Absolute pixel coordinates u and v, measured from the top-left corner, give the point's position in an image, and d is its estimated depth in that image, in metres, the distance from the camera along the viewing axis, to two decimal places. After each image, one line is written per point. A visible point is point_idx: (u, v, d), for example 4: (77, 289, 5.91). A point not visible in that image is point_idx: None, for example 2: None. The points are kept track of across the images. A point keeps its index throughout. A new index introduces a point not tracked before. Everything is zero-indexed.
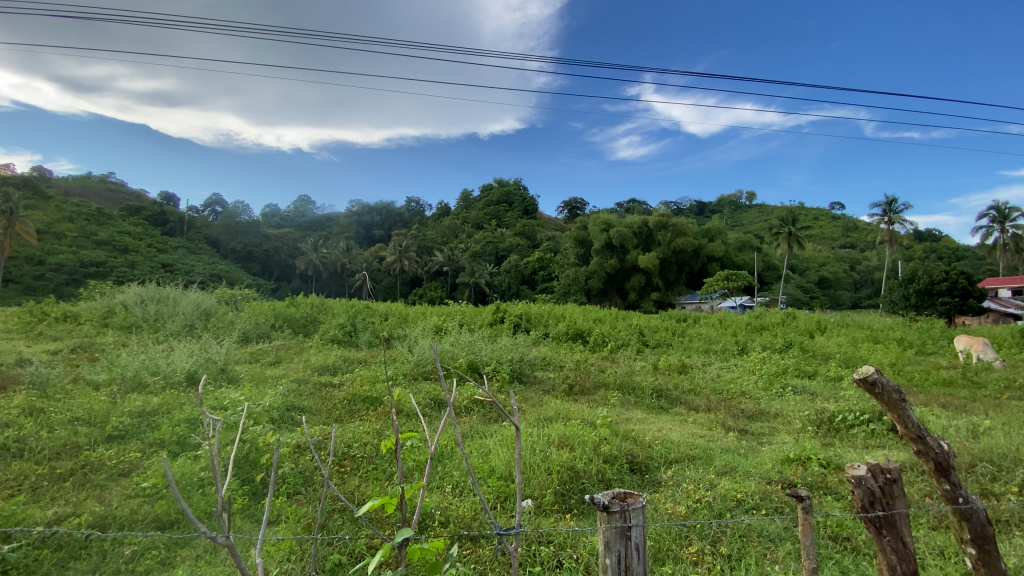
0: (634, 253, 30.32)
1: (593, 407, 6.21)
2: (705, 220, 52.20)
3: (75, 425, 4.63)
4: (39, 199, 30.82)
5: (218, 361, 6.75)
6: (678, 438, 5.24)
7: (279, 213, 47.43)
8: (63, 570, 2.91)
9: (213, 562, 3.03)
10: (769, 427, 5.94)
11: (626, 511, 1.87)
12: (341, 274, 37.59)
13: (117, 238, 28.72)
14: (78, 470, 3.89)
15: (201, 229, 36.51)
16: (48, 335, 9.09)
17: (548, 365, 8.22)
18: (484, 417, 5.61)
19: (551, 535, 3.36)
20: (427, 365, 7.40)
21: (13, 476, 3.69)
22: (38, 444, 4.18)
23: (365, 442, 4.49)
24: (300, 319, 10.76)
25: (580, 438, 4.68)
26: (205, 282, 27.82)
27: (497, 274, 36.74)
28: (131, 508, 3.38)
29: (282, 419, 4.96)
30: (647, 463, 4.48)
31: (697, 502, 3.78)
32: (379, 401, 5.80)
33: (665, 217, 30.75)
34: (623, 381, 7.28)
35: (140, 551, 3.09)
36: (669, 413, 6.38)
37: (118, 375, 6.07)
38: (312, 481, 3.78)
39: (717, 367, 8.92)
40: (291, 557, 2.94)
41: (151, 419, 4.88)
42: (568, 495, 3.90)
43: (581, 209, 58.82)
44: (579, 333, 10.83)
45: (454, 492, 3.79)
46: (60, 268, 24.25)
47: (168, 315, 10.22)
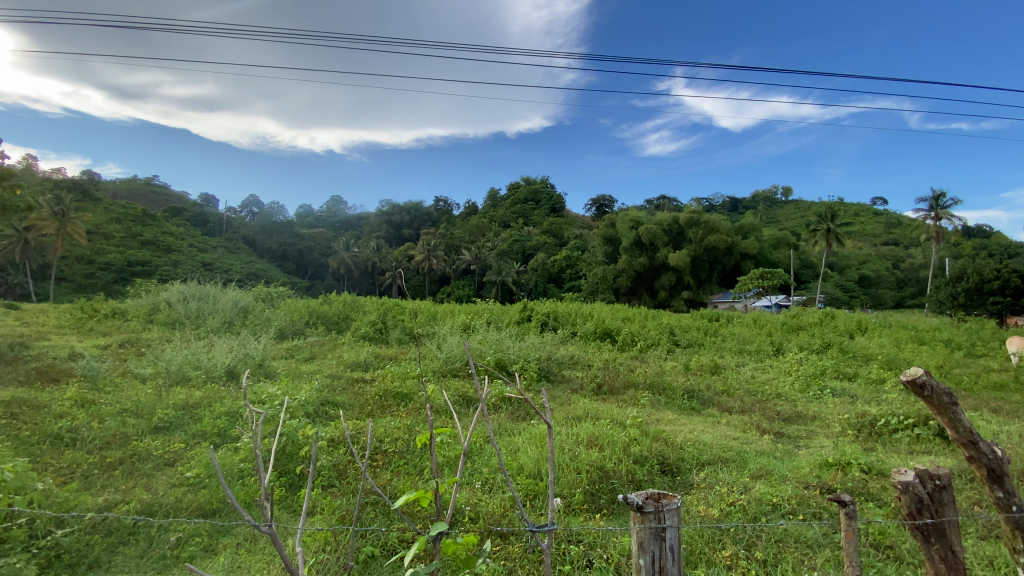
0: (664, 251, 29.79)
1: (622, 407, 6.14)
2: (738, 217, 50.90)
3: (124, 416, 4.87)
4: (90, 202, 32.56)
5: (256, 356, 6.97)
6: (710, 440, 5.14)
7: (312, 213, 48.69)
8: (113, 554, 3.05)
9: (253, 550, 3.13)
10: (806, 430, 5.75)
11: (660, 511, 1.84)
12: (371, 273, 38.36)
13: (160, 237, 30.04)
14: (127, 459, 4.08)
15: (238, 229, 37.84)
16: (99, 330, 9.60)
17: (576, 364, 8.19)
18: (512, 415, 5.62)
19: (581, 534, 3.33)
20: (455, 362, 7.46)
21: (68, 463, 3.91)
22: (89, 434, 4.41)
23: (397, 437, 4.55)
24: (333, 316, 11.03)
25: (610, 438, 4.63)
26: (242, 281, 28.84)
27: (524, 272, 36.77)
28: (176, 496, 3.53)
29: (317, 413, 5.09)
30: (678, 465, 4.41)
31: (731, 505, 3.70)
32: (409, 397, 5.88)
33: (696, 214, 30.14)
34: (653, 381, 7.18)
35: (184, 537, 3.23)
36: (701, 414, 6.25)
37: (162, 369, 6.35)
38: (347, 474, 3.87)
39: (751, 367, 8.70)
40: (326, 547, 3.03)
41: (193, 411, 5.07)
42: (598, 495, 3.86)
43: (609, 207, 58.19)
44: (608, 332, 10.73)
45: (484, 488, 3.81)
46: (108, 267, 25.53)
47: (208, 312, 10.63)
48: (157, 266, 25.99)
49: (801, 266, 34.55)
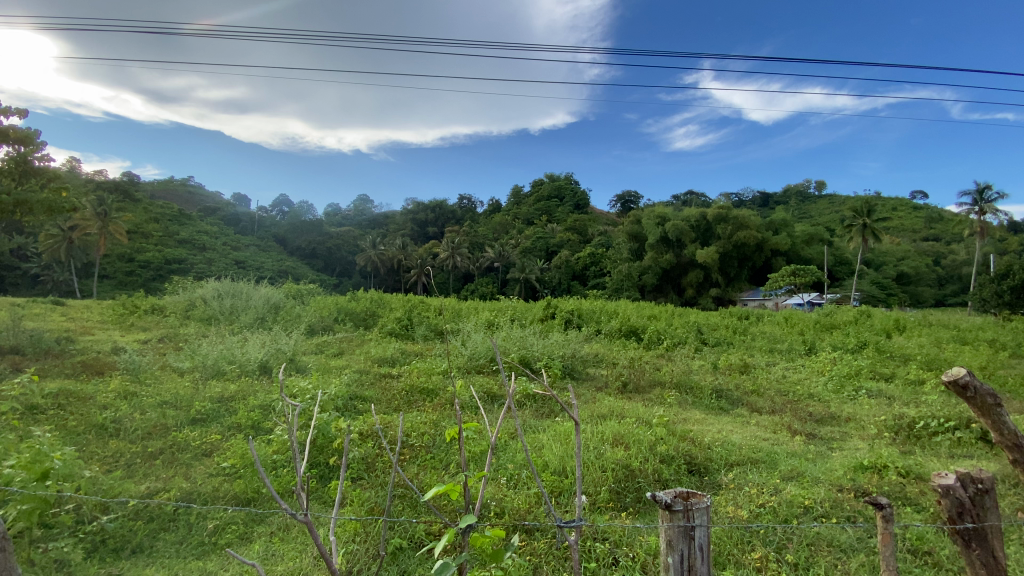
0: (691, 247, 29.27)
1: (648, 406, 6.06)
2: (768, 212, 49.60)
3: (164, 408, 5.07)
4: (131, 202, 33.95)
5: (287, 351, 7.15)
6: (739, 440, 5.04)
7: (340, 211, 49.63)
8: (155, 540, 3.18)
9: (286, 539, 3.22)
10: (840, 432, 5.59)
11: (690, 510, 1.82)
12: (397, 270, 38.82)
13: (195, 236, 31.12)
14: (167, 449, 4.25)
15: (269, 228, 38.85)
16: (140, 325, 10.03)
17: (601, 362, 8.13)
18: (537, 412, 5.63)
19: (607, 532, 3.32)
20: (480, 359, 7.50)
21: (113, 452, 4.10)
22: (132, 425, 4.61)
23: (424, 431, 4.62)
24: (360, 313, 11.23)
25: (636, 437, 4.59)
26: (274, 278, 29.59)
27: (548, 269, 36.66)
28: (213, 485, 3.66)
29: (346, 408, 5.20)
30: (706, 465, 4.34)
31: (761, 507, 3.63)
32: (435, 393, 5.95)
33: (724, 210, 29.51)
34: (680, 380, 7.08)
35: (221, 525, 3.35)
36: (730, 414, 6.14)
37: (199, 363, 6.59)
38: (376, 467, 3.94)
39: (782, 367, 8.48)
40: (356, 538, 3.10)
41: (228, 404, 5.25)
42: (623, 493, 3.84)
43: (634, 203, 57.51)
44: (633, 330, 10.62)
45: (508, 484, 3.82)
46: (148, 265, 26.59)
47: (242, 308, 10.96)
48: (193, 263, 26.88)
49: (835, 263, 33.47)
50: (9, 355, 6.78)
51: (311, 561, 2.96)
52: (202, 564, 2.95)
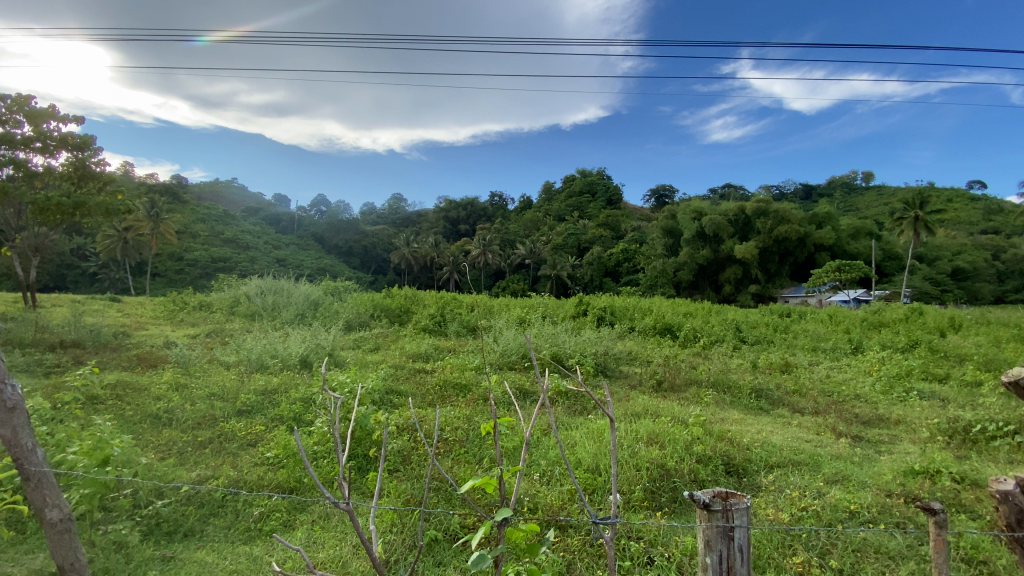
0: (729, 242, 28.48)
1: (684, 405, 5.94)
2: (811, 204, 47.71)
3: (212, 399, 5.32)
4: (180, 203, 35.66)
5: (326, 346, 7.38)
6: (780, 441, 4.89)
7: (375, 210, 50.70)
8: (204, 524, 3.34)
9: (327, 527, 3.33)
10: (888, 435, 5.34)
11: (730, 511, 1.78)
12: (429, 267, 39.36)
13: (239, 236, 32.42)
14: (216, 438, 4.46)
15: (308, 228, 40.11)
16: (189, 321, 10.55)
17: (635, 360, 8.02)
18: (569, 409, 5.61)
19: (642, 531, 3.29)
20: (512, 355, 7.53)
21: (166, 441, 4.33)
22: (183, 415, 4.86)
23: (458, 426, 4.69)
24: (395, 309, 11.46)
25: (671, 436, 4.52)
26: (312, 276, 30.57)
27: (580, 265, 36.41)
28: (258, 474, 3.82)
29: (382, 401, 5.32)
30: (745, 466, 4.23)
31: (803, 511, 3.50)
32: (468, 388, 6.02)
33: (764, 203, 28.57)
34: (718, 379, 6.91)
35: (266, 511, 3.49)
36: (770, 415, 5.96)
37: (243, 357, 6.88)
38: (411, 460, 4.03)
39: (826, 366, 8.16)
40: (393, 528, 3.18)
41: (271, 397, 5.45)
42: (658, 492, 3.79)
43: (669, 198, 56.34)
44: (668, 328, 10.45)
45: (541, 480, 3.83)
46: (195, 263, 27.86)
47: (283, 305, 11.37)
48: (237, 262, 28.03)
49: (883, 258, 31.95)
50: (71, 348, 7.24)
51: (350, 550, 3.05)
52: (248, 549, 3.09)
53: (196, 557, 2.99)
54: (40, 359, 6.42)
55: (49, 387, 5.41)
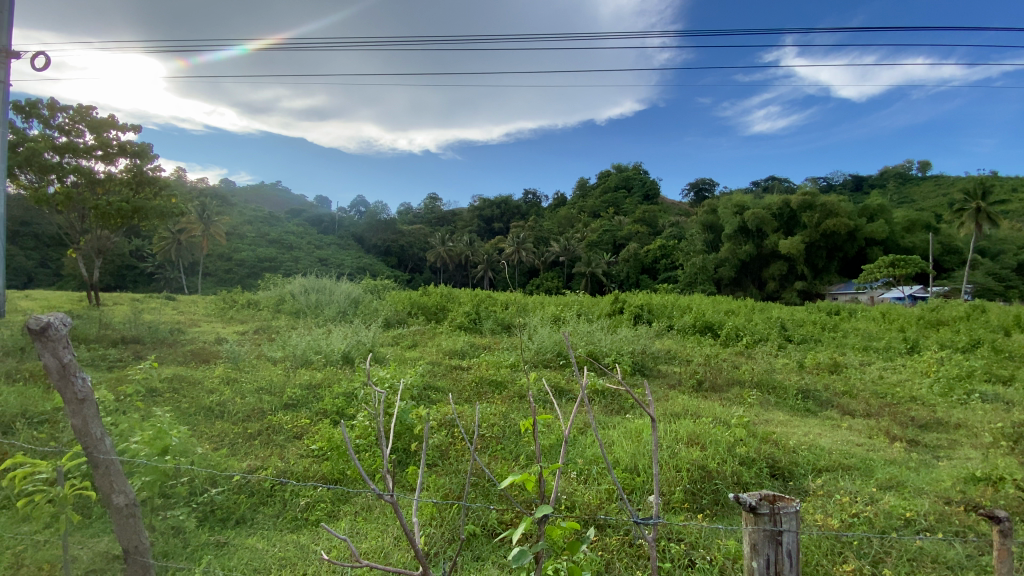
0: (773, 237, 27.51)
1: (726, 406, 5.78)
2: (862, 196, 45.41)
3: (261, 393, 5.56)
4: (228, 206, 37.39)
5: (367, 343, 7.57)
6: (829, 444, 4.68)
7: (411, 210, 51.70)
8: (255, 513, 3.50)
9: (369, 519, 3.43)
10: (947, 439, 5.03)
11: (777, 515, 1.72)
12: (464, 265, 39.82)
13: (283, 237, 33.71)
14: (264, 431, 4.67)
15: (347, 228, 41.28)
16: (238, 318, 11.05)
17: (674, 359, 7.85)
18: (606, 408, 5.56)
19: (682, 533, 3.23)
20: (547, 353, 7.53)
21: (219, 432, 4.55)
22: (234, 408, 5.11)
23: (495, 422, 4.73)
24: (432, 307, 11.65)
25: (713, 436, 4.40)
26: (353, 275, 31.47)
27: (615, 262, 35.95)
28: (304, 466, 3.97)
29: (421, 397, 5.42)
30: (791, 470, 4.08)
31: (854, 517, 3.35)
32: (504, 385, 6.05)
33: (810, 196, 27.42)
34: (762, 379, 6.70)
35: (311, 502, 3.63)
36: (818, 417, 5.73)
37: (289, 353, 7.15)
38: (450, 454, 4.10)
39: (878, 367, 7.76)
40: (433, 521, 3.23)
41: (316, 391, 5.65)
42: (699, 494, 3.70)
43: (708, 192, 54.82)
44: (708, 326, 10.20)
45: (579, 478, 3.81)
46: (243, 263, 29.16)
47: (325, 302, 11.75)
48: (282, 261, 29.16)
49: (942, 252, 30.11)
50: (132, 343, 7.71)
51: (392, 541, 3.13)
52: (296, 537, 3.21)
53: (247, 543, 3.13)
54: (106, 354, 6.87)
55: (114, 380, 5.78)
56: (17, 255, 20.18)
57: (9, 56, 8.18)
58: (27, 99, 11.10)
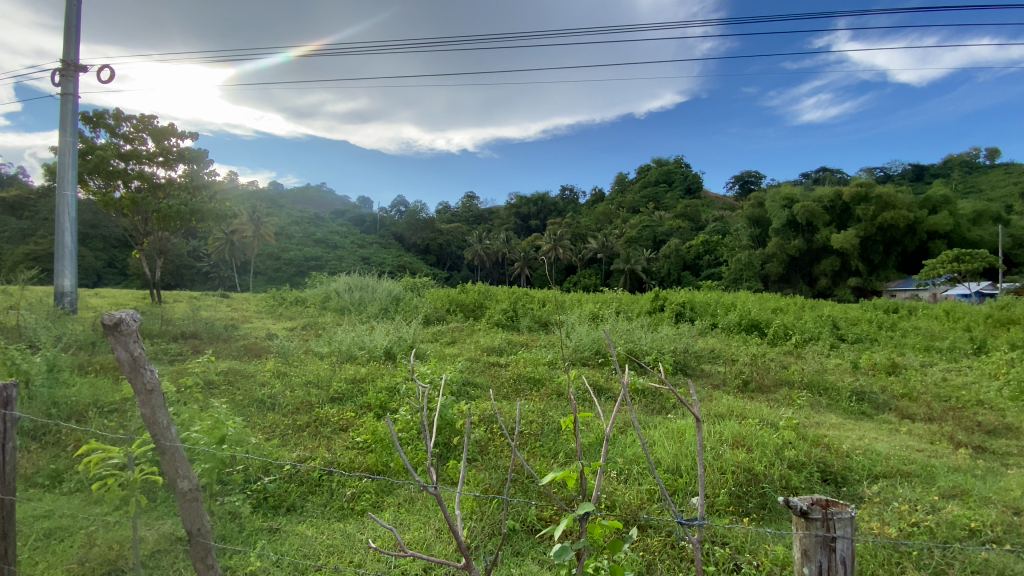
0: (824, 231, 26.36)
1: (774, 408, 5.57)
2: (923, 186, 42.67)
3: (308, 386, 5.80)
4: (276, 207, 39.03)
5: (408, 339, 7.76)
6: (886, 449, 4.45)
7: (450, 210, 52.48)
8: (304, 501, 3.65)
9: (412, 511, 3.52)
10: (1020, 447, 4.67)
11: (831, 520, 1.65)
12: (502, 263, 40.04)
13: (328, 237, 34.97)
14: (313, 422, 4.86)
15: (388, 227, 42.29)
16: (287, 315, 11.52)
17: (718, 359, 7.62)
18: (647, 408, 5.47)
19: (727, 536, 3.15)
20: (586, 351, 7.47)
21: (271, 423, 4.78)
22: (285, 400, 5.34)
23: (533, 419, 4.75)
24: (470, 304, 11.78)
25: (759, 439, 4.26)
26: (393, 273, 32.27)
27: (655, 259, 35.22)
28: (349, 457, 4.11)
29: (460, 393, 5.51)
30: (844, 475, 3.91)
31: (913, 526, 3.17)
32: (542, 382, 6.05)
33: (865, 187, 25.97)
34: (813, 380, 6.43)
35: (357, 492, 3.75)
36: (874, 420, 5.45)
37: (335, 348, 7.40)
38: (490, 450, 4.15)
39: (941, 368, 7.29)
40: (474, 515, 3.29)
41: (360, 385, 5.84)
42: (745, 498, 3.59)
43: (754, 184, 52.84)
44: (755, 324, 9.84)
45: (619, 478, 3.78)
46: (292, 262, 30.53)
47: (368, 299, 12.09)
48: (327, 261, 30.33)
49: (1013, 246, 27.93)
50: (191, 338, 8.20)
51: (434, 533, 3.20)
52: (343, 525, 3.34)
53: (298, 530, 3.28)
54: (167, 348, 7.31)
55: (176, 373, 6.16)
56: (88, 255, 21.69)
57: (78, 69, 8.83)
58: (94, 110, 11.92)
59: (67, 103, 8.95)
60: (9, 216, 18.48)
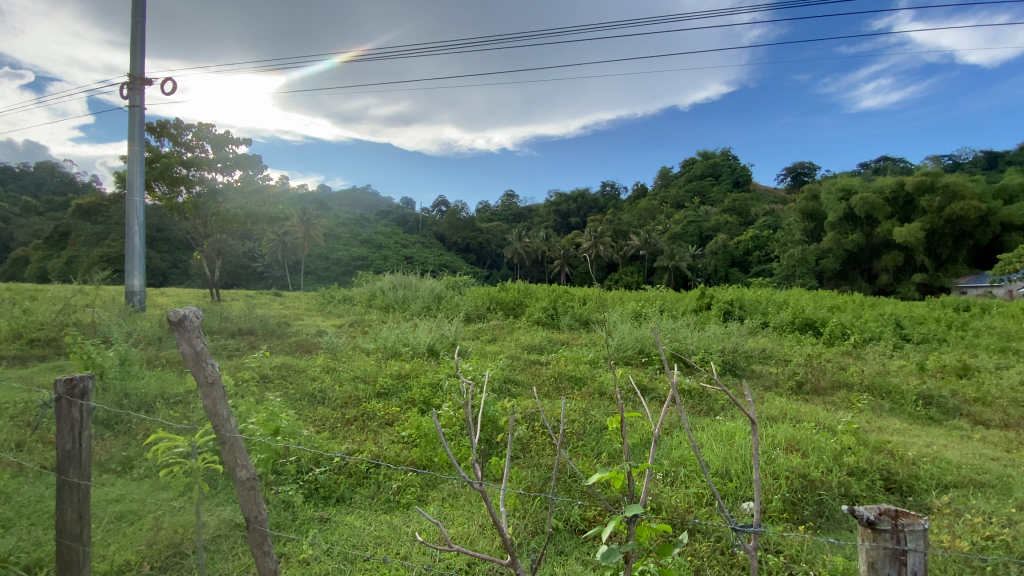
0: (884, 225, 24.83)
1: (831, 411, 5.30)
2: (999, 173, 39.35)
3: (356, 381, 5.98)
4: (324, 209, 40.55)
5: (450, 337, 7.87)
6: (957, 457, 4.13)
7: (490, 209, 52.91)
8: (352, 493, 3.76)
9: (456, 505, 3.56)
10: None
11: (901, 532, 1.54)
12: (541, 261, 39.97)
13: (374, 237, 36.10)
14: (360, 416, 5.01)
15: (430, 227, 43.11)
16: (335, 312, 11.96)
17: (770, 359, 7.31)
18: (694, 409, 5.33)
19: (781, 545, 3.02)
20: (628, 350, 7.32)
21: (321, 417, 4.96)
22: (334, 394, 5.53)
23: (576, 418, 4.70)
24: (510, 302, 11.79)
25: (815, 443, 4.04)
26: (435, 271, 32.93)
27: (701, 255, 34.20)
28: (395, 451, 4.21)
29: (501, 390, 5.55)
30: (910, 484, 3.67)
31: (987, 540, 2.94)
32: (584, 381, 5.99)
33: (931, 176, 24.23)
34: (874, 382, 6.06)
35: (402, 486, 3.83)
36: (943, 427, 5.08)
37: (381, 345, 7.62)
38: (533, 447, 4.14)
39: (1020, 372, 6.70)
40: (518, 512, 3.30)
41: (405, 381, 5.96)
42: (801, 505, 3.42)
43: (807, 176, 50.32)
44: (809, 324, 9.37)
45: (665, 481, 3.68)
46: (340, 262, 31.88)
47: (411, 298, 12.37)
48: (373, 261, 31.56)
49: None
50: (247, 334, 8.62)
51: (478, 528, 3.23)
52: (390, 518, 3.41)
53: (347, 520, 3.38)
54: (225, 343, 7.73)
55: (234, 368, 6.49)
56: (154, 257, 23.22)
57: (144, 82, 9.45)
58: (159, 121, 12.73)
59: (134, 114, 9.59)
60: (86, 221, 19.99)
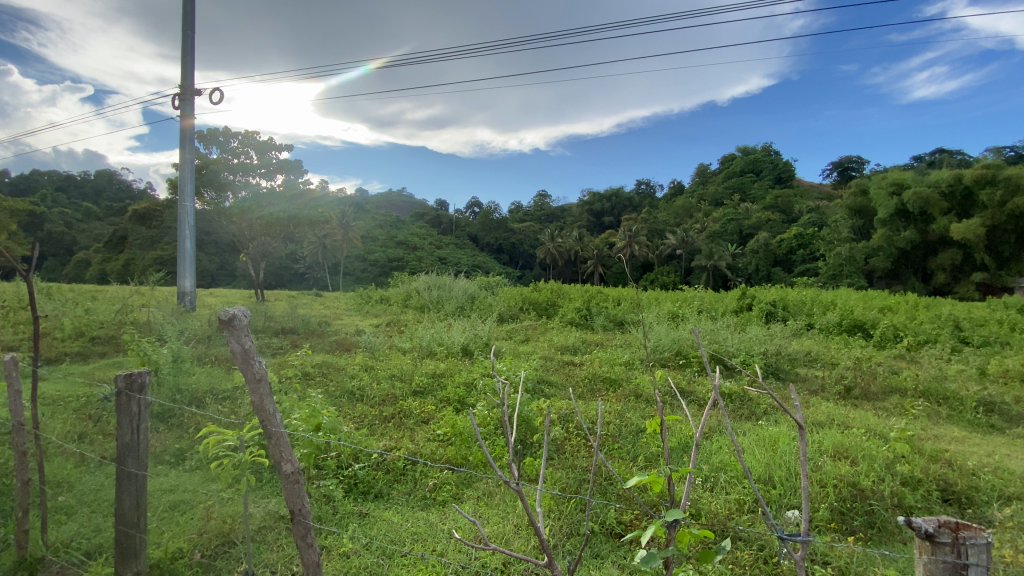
0: (940, 221, 23.41)
1: (882, 417, 5.04)
2: None
3: (393, 379, 6.11)
4: (361, 211, 41.66)
5: (483, 337, 7.93)
6: (1021, 468, 3.87)
7: (523, 210, 53.02)
8: (390, 489, 3.84)
9: (492, 504, 3.59)
10: None
11: (962, 545, 1.45)
12: (574, 262, 39.75)
13: (409, 238, 36.83)
14: (397, 414, 5.11)
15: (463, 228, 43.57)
16: (373, 312, 12.24)
17: (815, 362, 7.03)
18: (736, 413, 5.18)
19: (828, 556, 2.90)
20: (665, 351, 7.18)
21: (360, 414, 5.08)
22: (371, 392, 5.65)
23: (611, 421, 4.65)
24: (543, 303, 11.78)
25: (864, 451, 3.85)
26: (468, 272, 33.64)
27: (741, 254, 33.18)
28: (431, 449, 4.27)
29: (536, 390, 5.55)
30: (970, 496, 3.46)
31: None
32: (618, 383, 5.90)
33: (992, 169, 22.70)
34: (929, 387, 5.73)
35: (438, 483, 3.88)
36: (1006, 436, 4.76)
37: (416, 343, 7.75)
38: (567, 448, 4.12)
39: None
40: (553, 513, 3.30)
41: (440, 380, 6.04)
42: (850, 515, 3.28)
43: (855, 170, 48.07)
44: (858, 325, 8.97)
45: (705, 486, 3.59)
46: (376, 264, 32.79)
47: (445, 298, 12.54)
48: (408, 261, 32.28)
49: None
50: (290, 333, 8.97)
51: (512, 528, 3.24)
52: (426, 515, 3.47)
53: (385, 516, 3.45)
54: (270, 342, 8.03)
55: (277, 365, 6.73)
56: (203, 259, 24.36)
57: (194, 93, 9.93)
58: (207, 130, 13.38)
59: (185, 124, 10.09)
60: (142, 226, 21.14)
